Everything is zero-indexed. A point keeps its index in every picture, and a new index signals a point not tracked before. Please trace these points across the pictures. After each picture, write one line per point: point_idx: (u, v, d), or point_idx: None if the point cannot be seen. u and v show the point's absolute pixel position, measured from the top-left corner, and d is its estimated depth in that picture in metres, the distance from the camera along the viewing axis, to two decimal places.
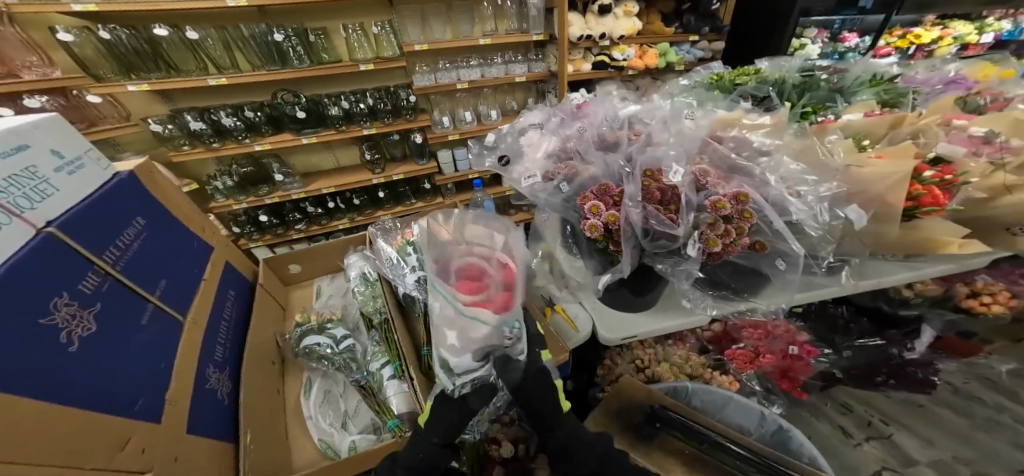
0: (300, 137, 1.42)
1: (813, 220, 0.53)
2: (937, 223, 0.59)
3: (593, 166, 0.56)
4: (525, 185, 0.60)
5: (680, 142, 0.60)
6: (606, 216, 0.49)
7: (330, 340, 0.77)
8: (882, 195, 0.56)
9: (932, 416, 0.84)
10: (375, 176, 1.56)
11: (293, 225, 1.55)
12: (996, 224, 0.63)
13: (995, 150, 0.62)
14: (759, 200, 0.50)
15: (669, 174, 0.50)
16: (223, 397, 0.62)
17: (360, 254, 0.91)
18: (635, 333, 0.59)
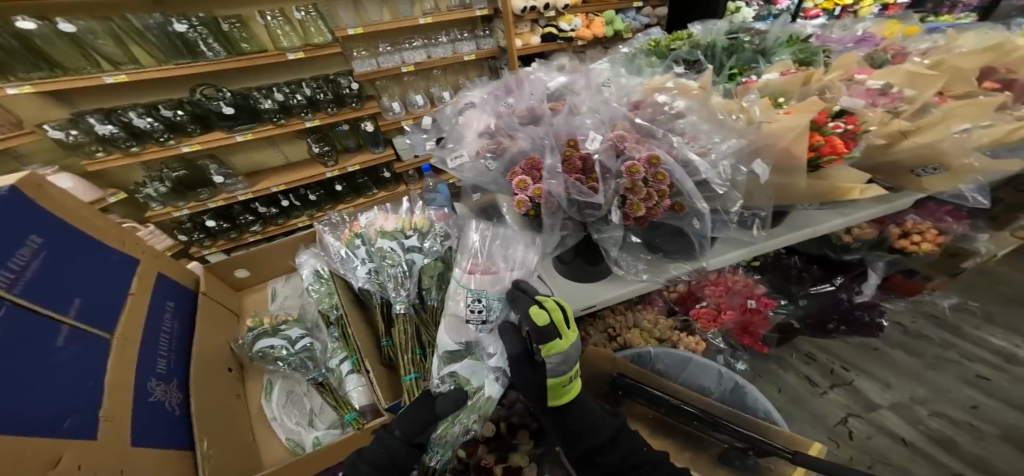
0: (234, 135, 1.35)
1: (719, 178, 0.54)
2: (842, 172, 0.63)
3: (521, 141, 0.56)
4: (453, 165, 0.60)
5: (598, 111, 0.61)
6: (530, 190, 0.49)
7: (285, 342, 0.76)
8: (786, 148, 0.58)
9: (886, 358, 0.95)
10: (329, 169, 1.52)
11: (247, 228, 1.48)
12: (900, 168, 0.71)
13: (890, 100, 0.69)
14: (670, 161, 0.50)
15: (586, 143, 0.52)
16: (171, 408, 0.61)
17: (312, 251, 0.87)
18: (594, 302, 0.61)
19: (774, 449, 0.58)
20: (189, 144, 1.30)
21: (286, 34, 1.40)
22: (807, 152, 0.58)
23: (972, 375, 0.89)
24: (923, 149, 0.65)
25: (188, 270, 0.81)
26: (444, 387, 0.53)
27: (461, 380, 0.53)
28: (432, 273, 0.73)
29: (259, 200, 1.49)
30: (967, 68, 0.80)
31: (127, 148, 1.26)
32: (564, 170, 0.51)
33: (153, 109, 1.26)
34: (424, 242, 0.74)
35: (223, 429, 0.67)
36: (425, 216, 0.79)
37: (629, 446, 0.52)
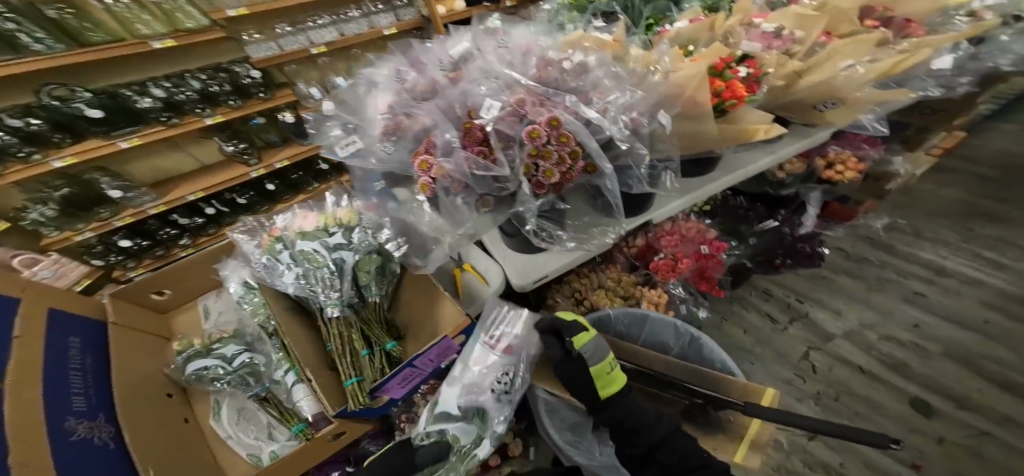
0: (116, 142, 1.04)
1: (620, 134, 0.53)
2: (746, 114, 0.65)
3: (422, 118, 0.54)
4: (344, 152, 0.61)
5: (490, 75, 0.58)
6: (433, 170, 0.50)
7: (220, 361, 0.71)
8: (692, 96, 0.59)
9: (831, 282, 1.30)
10: (253, 169, 1.27)
11: (173, 243, 1.18)
12: (802, 105, 0.80)
13: (783, 42, 0.72)
14: (572, 120, 0.49)
15: (483, 112, 0.51)
16: (103, 442, 0.59)
17: (237, 259, 0.81)
18: (542, 274, 0.74)
19: (728, 401, 0.61)
20: (61, 160, 0.98)
21: (143, 20, 1.11)
22: (710, 99, 0.59)
23: (912, 293, 1.23)
24: (821, 85, 0.71)
25: (90, 301, 0.74)
26: (428, 440, 0.60)
27: (451, 437, 0.59)
28: (367, 268, 0.70)
29: (173, 211, 1.19)
30: (848, 6, 0.87)
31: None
32: (467, 144, 0.51)
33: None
34: (351, 237, 0.70)
35: (172, 455, 0.65)
36: (350, 208, 0.74)
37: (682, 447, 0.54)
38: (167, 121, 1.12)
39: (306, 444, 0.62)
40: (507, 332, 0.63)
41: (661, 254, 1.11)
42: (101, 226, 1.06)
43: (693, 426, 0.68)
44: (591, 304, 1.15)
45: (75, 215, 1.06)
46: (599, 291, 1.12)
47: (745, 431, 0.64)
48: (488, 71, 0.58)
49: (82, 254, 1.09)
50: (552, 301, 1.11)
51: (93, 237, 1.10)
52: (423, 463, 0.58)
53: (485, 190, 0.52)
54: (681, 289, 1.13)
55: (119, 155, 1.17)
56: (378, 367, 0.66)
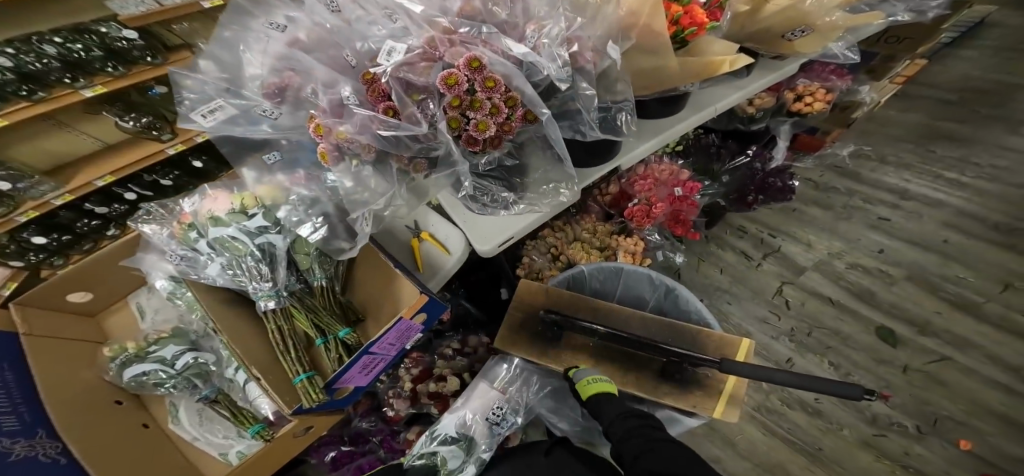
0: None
1: (560, 72, 0.44)
2: (711, 44, 0.62)
3: (316, 72, 0.47)
4: (209, 122, 0.52)
5: (391, 10, 0.48)
6: (333, 135, 0.45)
7: (160, 365, 0.66)
8: (648, 24, 0.53)
9: (802, 214, 1.48)
10: (170, 146, 0.91)
11: (101, 236, 0.97)
12: (771, 35, 0.76)
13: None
14: (496, 57, 0.41)
15: (381, 57, 0.42)
16: (51, 458, 0.56)
17: (156, 249, 0.72)
18: (510, 235, 0.70)
19: (705, 362, 0.73)
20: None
21: None
22: (667, 28, 0.53)
23: (881, 219, 1.44)
24: (788, 11, 0.71)
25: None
26: (419, 461, 0.75)
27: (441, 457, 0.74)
28: (304, 249, 0.64)
29: (84, 198, 0.92)
30: None
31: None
32: (371, 100, 0.44)
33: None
34: (275, 217, 0.62)
35: (131, 464, 0.62)
36: (270, 182, 0.64)
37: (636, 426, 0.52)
38: (27, 96, 0.63)
39: (269, 446, 0.61)
40: (509, 384, 0.85)
41: (635, 200, 1.11)
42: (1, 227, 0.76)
43: (674, 385, 0.80)
44: (567, 259, 1.14)
45: None
46: (575, 244, 1.15)
47: (724, 386, 0.79)
48: (392, 5, 0.48)
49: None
50: (528, 257, 1.14)
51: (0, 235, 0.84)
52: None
53: (408, 153, 0.49)
54: (657, 234, 1.20)
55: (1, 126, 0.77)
56: (335, 358, 0.64)
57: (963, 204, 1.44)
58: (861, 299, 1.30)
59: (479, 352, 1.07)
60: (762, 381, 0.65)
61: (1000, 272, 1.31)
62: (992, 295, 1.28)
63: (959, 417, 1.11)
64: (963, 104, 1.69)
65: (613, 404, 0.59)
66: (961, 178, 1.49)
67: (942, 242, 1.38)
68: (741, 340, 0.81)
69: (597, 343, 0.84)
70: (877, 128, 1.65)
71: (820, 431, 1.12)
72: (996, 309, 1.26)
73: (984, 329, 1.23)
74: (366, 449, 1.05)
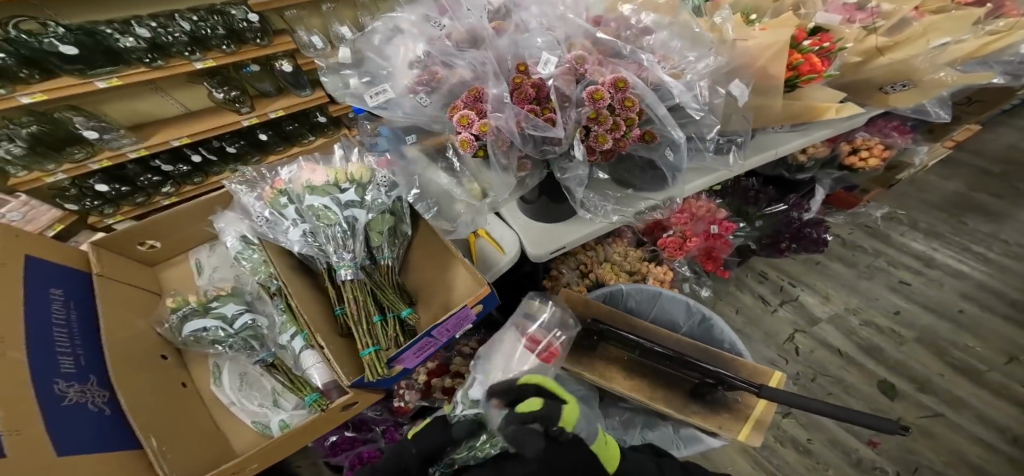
0: (90, 81, 0.76)
1: (694, 102, 0.52)
2: (818, 90, 0.73)
3: (460, 69, 0.50)
4: (375, 104, 0.55)
5: (553, 27, 0.53)
6: (476, 126, 0.44)
7: (220, 323, 0.68)
8: (765, 67, 0.62)
9: (825, 268, 1.50)
10: (246, 118, 1.05)
11: (155, 191, 1.07)
12: (872, 86, 0.86)
13: (865, 16, 0.84)
14: (640, 84, 0.46)
15: (539, 66, 0.47)
16: (98, 408, 0.57)
17: (232, 212, 0.78)
18: (561, 244, 0.79)
19: (743, 385, 0.75)
20: (30, 98, 0.72)
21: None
22: (783, 72, 0.62)
23: (898, 281, 1.46)
24: (897, 65, 0.79)
25: (73, 249, 0.69)
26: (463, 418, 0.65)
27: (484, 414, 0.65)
28: (379, 230, 0.70)
29: (155, 157, 1.06)
30: None
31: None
32: (516, 100, 0.46)
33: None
34: (364, 195, 0.70)
35: (169, 420, 0.63)
36: (362, 164, 0.74)
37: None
38: (150, 64, 0.82)
39: (317, 418, 0.61)
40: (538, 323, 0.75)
41: (671, 230, 1.15)
42: (77, 168, 0.88)
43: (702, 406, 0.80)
44: (596, 277, 1.15)
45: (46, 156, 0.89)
46: (606, 264, 1.17)
47: (752, 411, 0.80)
48: (547, 22, 0.54)
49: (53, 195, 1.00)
50: (557, 271, 1.16)
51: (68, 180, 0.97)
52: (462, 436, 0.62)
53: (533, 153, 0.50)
54: (688, 268, 1.22)
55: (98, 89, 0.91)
56: (392, 336, 0.65)
57: (985, 277, 1.47)
58: (870, 355, 1.31)
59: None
60: (796, 408, 0.70)
61: (1008, 345, 1.32)
62: (996, 365, 1.29)
63: (938, 467, 1.11)
64: (1002, 176, 1.73)
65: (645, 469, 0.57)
66: (987, 253, 1.52)
67: (955, 311, 1.39)
68: (774, 371, 0.82)
69: (633, 357, 0.84)
70: (913, 193, 1.69)
71: (808, 469, 1.11)
72: (1000, 379, 1.26)
73: (985, 395, 1.23)
74: (368, 437, 1.05)
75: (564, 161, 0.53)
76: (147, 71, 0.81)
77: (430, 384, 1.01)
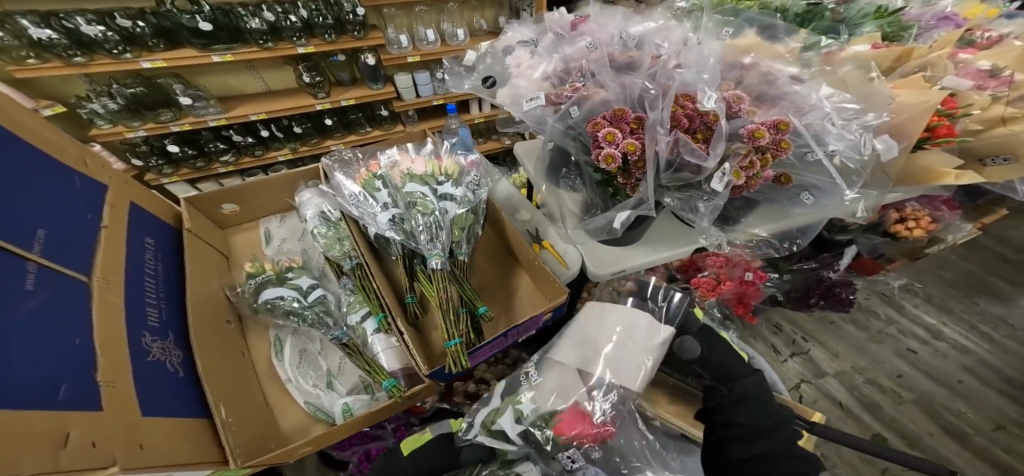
0: (209, 55, 1.02)
1: (852, 154, 0.59)
2: (936, 156, 0.68)
3: (606, 90, 0.53)
4: (527, 108, 0.57)
5: (698, 66, 0.56)
6: (623, 143, 0.47)
7: (295, 294, 0.69)
8: (901, 125, 0.64)
9: (838, 329, 1.29)
10: (319, 103, 1.20)
11: (217, 157, 1.20)
12: (971, 155, 0.76)
13: (999, 83, 0.74)
14: (800, 128, 0.56)
15: (703, 99, 0.49)
16: (173, 368, 0.55)
17: (314, 189, 0.80)
18: (623, 268, 0.76)
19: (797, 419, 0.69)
20: (150, 61, 0.99)
21: None
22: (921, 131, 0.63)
23: (904, 349, 1.24)
24: (1009, 138, 0.70)
25: (166, 203, 0.70)
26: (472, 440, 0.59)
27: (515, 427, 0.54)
28: (462, 226, 0.72)
29: (229, 128, 1.19)
30: None
31: (71, 58, 0.97)
32: (669, 127, 0.49)
33: (106, 14, 0.98)
34: (457, 190, 0.73)
35: (230, 390, 0.60)
36: (454, 161, 0.77)
37: (780, 441, 0.54)
38: (262, 44, 1.05)
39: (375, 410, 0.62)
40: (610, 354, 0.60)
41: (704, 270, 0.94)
42: (159, 128, 1.08)
43: None
44: None
45: (140, 113, 1.10)
46: None
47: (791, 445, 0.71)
48: (692, 63, 0.57)
49: (124, 150, 1.16)
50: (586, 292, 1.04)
51: (144, 138, 1.14)
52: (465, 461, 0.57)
53: (668, 178, 0.52)
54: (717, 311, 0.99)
55: (197, 64, 1.12)
56: (466, 329, 0.66)
57: (986, 354, 1.23)
58: (867, 410, 1.12)
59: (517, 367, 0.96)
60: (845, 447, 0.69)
61: (996, 412, 1.11)
62: (982, 430, 1.08)
63: None
64: (1020, 264, 1.45)
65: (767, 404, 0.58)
66: (992, 333, 1.28)
67: (954, 380, 1.17)
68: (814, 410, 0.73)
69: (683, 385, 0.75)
70: (930, 266, 1.45)
71: None
72: (986, 445, 1.06)
73: (972, 461, 1.04)
74: (377, 434, 0.93)
75: (699, 187, 0.55)
76: (257, 50, 1.05)
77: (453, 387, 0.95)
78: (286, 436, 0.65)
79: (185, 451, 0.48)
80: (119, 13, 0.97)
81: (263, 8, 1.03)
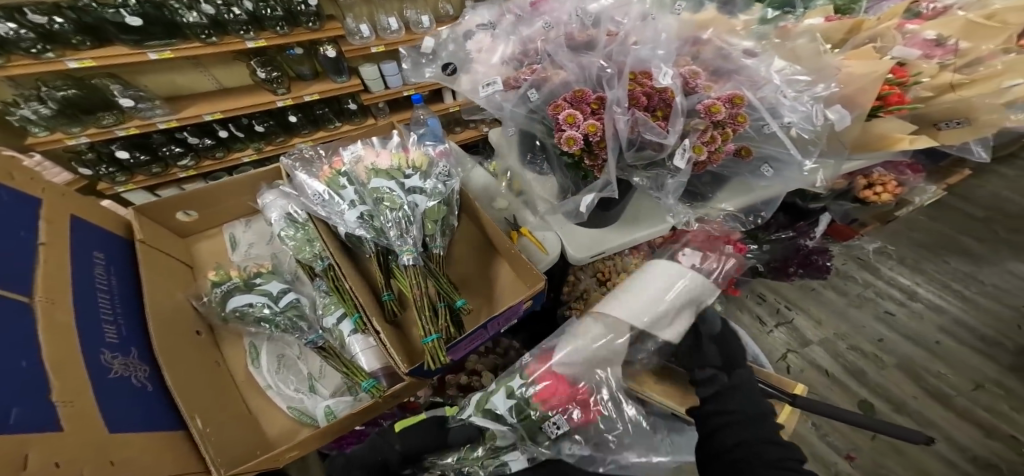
0: (144, 52, 0.97)
1: (805, 123, 0.59)
2: (890, 122, 0.69)
3: (565, 71, 0.52)
4: (484, 94, 0.55)
5: (658, 43, 0.55)
6: (584, 126, 0.46)
7: (265, 300, 0.67)
8: (852, 96, 0.64)
9: (819, 296, 1.33)
10: (281, 100, 1.15)
11: (174, 161, 1.16)
12: (926, 122, 0.78)
13: (944, 51, 0.78)
14: (755, 103, 0.55)
15: (659, 76, 0.48)
16: (140, 384, 0.53)
17: (277, 191, 0.78)
18: (603, 249, 0.77)
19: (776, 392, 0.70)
20: (78, 61, 0.95)
21: None
22: (871, 101, 0.63)
23: (883, 312, 1.28)
24: (961, 103, 0.72)
25: (113, 213, 0.67)
26: (460, 421, 0.62)
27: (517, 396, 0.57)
28: (435, 218, 0.70)
29: (183, 129, 1.14)
30: None
31: None
32: (628, 105, 0.48)
33: (15, 10, 0.89)
34: (426, 182, 0.71)
35: (206, 401, 0.59)
36: (422, 152, 0.75)
37: (769, 433, 0.50)
38: (205, 39, 0.99)
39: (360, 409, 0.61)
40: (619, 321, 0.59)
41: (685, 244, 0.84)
42: (101, 132, 1.03)
43: None
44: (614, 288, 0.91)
45: (77, 117, 1.04)
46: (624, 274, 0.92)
47: (775, 419, 0.72)
48: (649, 39, 0.56)
49: (68, 159, 1.10)
50: (573, 275, 0.96)
51: (88, 144, 1.08)
52: (455, 442, 0.61)
53: (632, 157, 0.51)
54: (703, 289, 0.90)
55: (136, 62, 1.05)
56: (445, 323, 0.65)
57: (960, 312, 1.28)
58: (853, 377, 1.16)
59: (510, 356, 0.92)
60: (831, 419, 0.67)
61: (976, 373, 1.16)
62: (963, 390, 1.13)
63: None
64: (985, 222, 1.50)
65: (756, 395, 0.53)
66: (964, 290, 1.33)
67: (932, 341, 1.22)
68: (796, 384, 0.73)
69: None
70: (901, 229, 1.49)
71: None
72: (969, 406, 1.10)
73: (957, 422, 1.08)
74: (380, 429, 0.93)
75: (663, 165, 0.54)
76: (199, 46, 1.00)
77: (445, 381, 0.89)
78: (273, 442, 0.64)
79: (162, 465, 0.46)
80: (31, 8, 0.89)
81: (200, 1, 0.97)
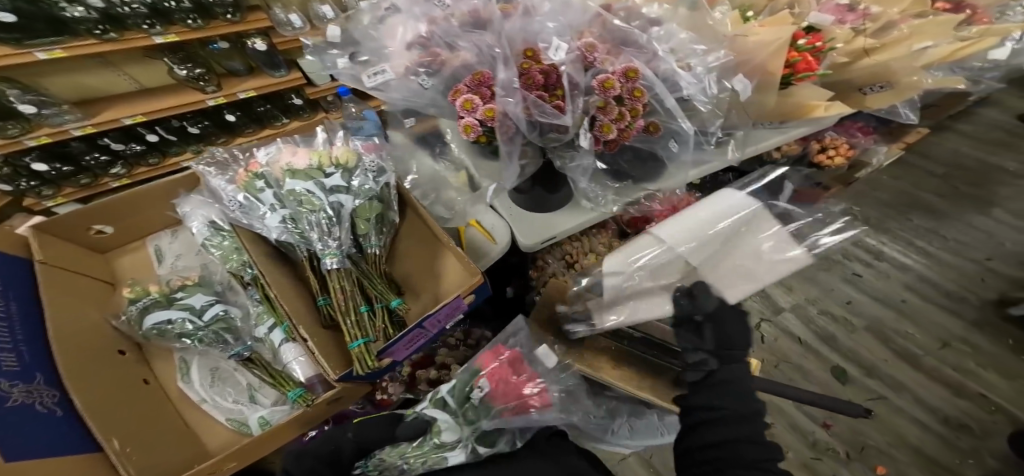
0: (29, 51, 0.81)
1: (701, 95, 0.60)
2: (807, 90, 0.72)
3: (464, 52, 0.50)
4: (369, 81, 0.55)
5: (561, 19, 0.54)
6: (481, 111, 0.43)
7: (187, 314, 0.64)
8: (763, 64, 0.66)
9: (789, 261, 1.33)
10: (211, 99, 1.09)
11: (103, 171, 1.10)
12: (851, 87, 0.82)
13: (855, 17, 0.77)
14: (649, 76, 0.52)
15: (550, 52, 0.47)
16: (49, 409, 0.50)
17: (195, 198, 0.74)
18: (554, 235, 0.74)
19: None
20: None
21: None
22: (781, 69, 0.66)
23: (851, 274, 1.29)
24: (879, 67, 0.76)
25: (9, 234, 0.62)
26: (413, 417, 0.52)
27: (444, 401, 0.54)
28: (366, 216, 0.67)
29: (105, 134, 1.08)
30: None
31: None
32: (523, 85, 0.45)
33: None
34: (351, 180, 0.67)
35: (133, 421, 0.56)
36: (348, 149, 0.71)
37: (756, 430, 0.41)
38: (100, 35, 0.87)
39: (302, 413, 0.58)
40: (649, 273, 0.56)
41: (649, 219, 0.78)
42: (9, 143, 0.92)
43: None
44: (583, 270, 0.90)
45: None
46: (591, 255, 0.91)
47: None
48: (552, 13, 0.53)
49: None
50: (540, 259, 0.92)
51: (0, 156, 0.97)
52: (403, 436, 0.49)
53: (539, 139, 0.49)
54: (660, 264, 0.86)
55: (36, 65, 0.97)
56: (382, 325, 0.64)
57: (924, 269, 1.30)
58: (825, 343, 1.17)
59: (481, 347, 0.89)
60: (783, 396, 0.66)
61: (943, 331, 1.19)
62: (931, 349, 1.15)
63: (881, 446, 1.02)
64: (945, 178, 1.51)
65: (753, 392, 0.43)
66: (928, 246, 1.34)
67: (898, 301, 1.24)
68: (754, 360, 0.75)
69: (621, 347, 0.73)
70: (866, 189, 1.48)
71: None
72: (936, 365, 1.13)
73: (926, 382, 1.10)
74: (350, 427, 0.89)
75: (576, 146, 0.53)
76: (95, 42, 0.88)
77: (415, 376, 0.86)
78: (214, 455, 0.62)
79: None
80: None
81: None
